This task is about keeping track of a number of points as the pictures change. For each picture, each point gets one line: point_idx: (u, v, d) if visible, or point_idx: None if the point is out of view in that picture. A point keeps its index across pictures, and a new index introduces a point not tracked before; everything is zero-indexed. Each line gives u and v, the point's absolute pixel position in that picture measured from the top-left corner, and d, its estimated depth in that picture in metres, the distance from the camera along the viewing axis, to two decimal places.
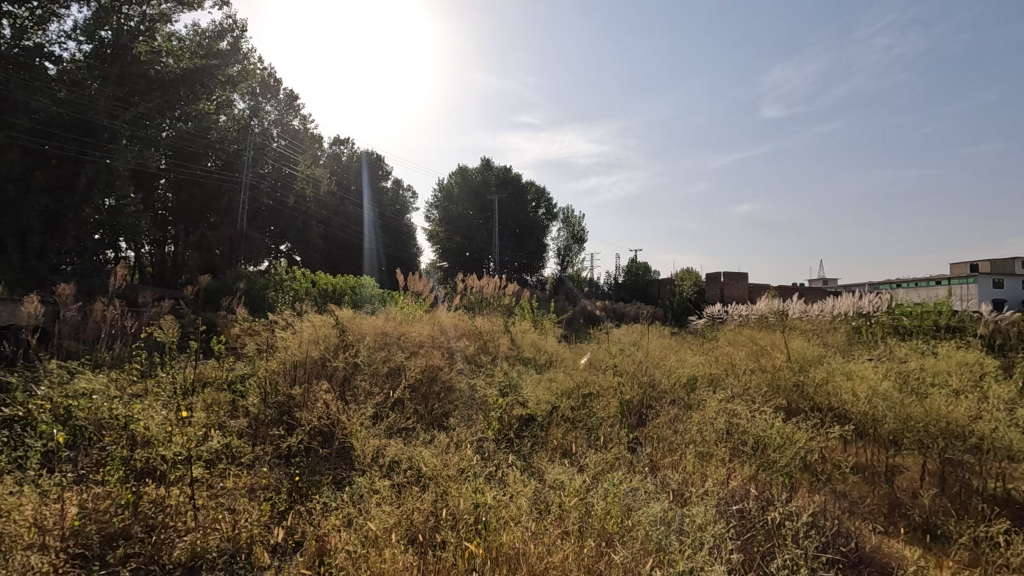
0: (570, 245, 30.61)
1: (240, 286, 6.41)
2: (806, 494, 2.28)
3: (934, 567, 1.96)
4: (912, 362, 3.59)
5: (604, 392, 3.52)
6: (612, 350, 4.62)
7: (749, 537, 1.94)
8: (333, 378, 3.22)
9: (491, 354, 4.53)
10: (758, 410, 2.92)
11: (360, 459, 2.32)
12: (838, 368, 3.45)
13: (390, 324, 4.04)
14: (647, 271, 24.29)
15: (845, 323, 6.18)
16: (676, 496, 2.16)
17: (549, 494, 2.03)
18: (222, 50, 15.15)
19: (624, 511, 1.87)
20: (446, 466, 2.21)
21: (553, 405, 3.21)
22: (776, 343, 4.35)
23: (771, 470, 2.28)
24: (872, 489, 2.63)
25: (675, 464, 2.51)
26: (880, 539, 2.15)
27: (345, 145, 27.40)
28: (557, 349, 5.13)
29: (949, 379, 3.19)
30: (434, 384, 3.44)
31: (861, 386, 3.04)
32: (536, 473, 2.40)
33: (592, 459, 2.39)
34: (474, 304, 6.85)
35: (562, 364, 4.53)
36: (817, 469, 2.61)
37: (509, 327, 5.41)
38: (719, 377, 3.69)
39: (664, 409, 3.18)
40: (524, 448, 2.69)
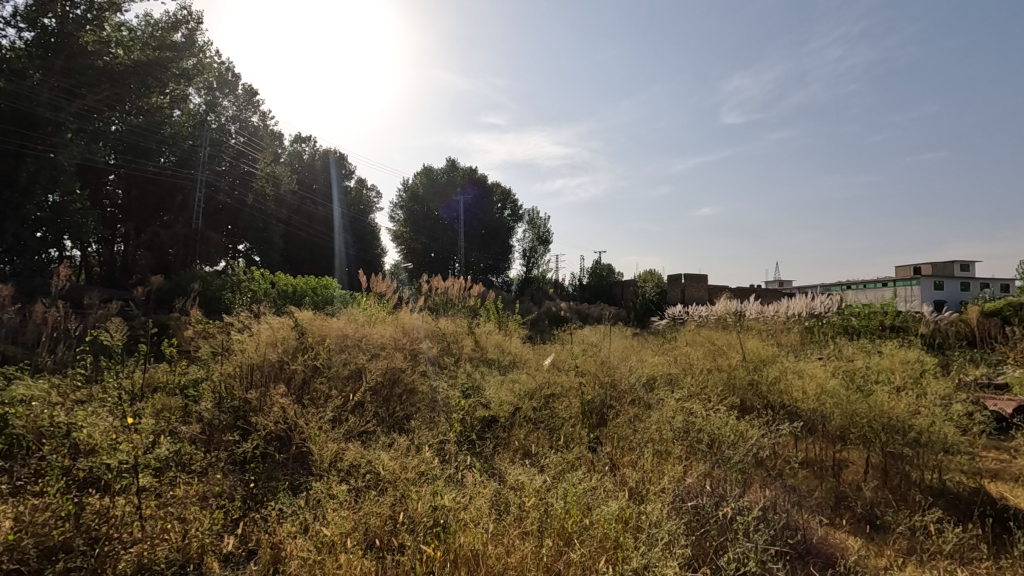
0: (536, 246, 30.70)
1: (195, 287, 6.22)
2: (757, 489, 2.37)
3: (874, 556, 2.06)
4: (860, 361, 3.74)
5: (566, 393, 3.55)
6: (575, 351, 4.67)
7: (704, 532, 1.99)
8: (292, 382, 3.15)
9: (455, 355, 4.52)
10: (714, 409, 3.00)
11: (318, 464, 2.28)
12: (789, 367, 3.57)
13: (352, 326, 3.99)
14: (611, 273, 24.58)
15: (799, 323, 6.41)
16: (633, 493, 2.21)
17: (509, 495, 2.05)
18: (176, 42, 14.63)
19: (583, 510, 1.89)
20: (408, 469, 2.19)
21: (515, 406, 3.23)
22: (732, 343, 4.49)
23: (725, 466, 2.36)
24: (819, 483, 2.75)
25: (633, 463, 2.56)
26: (825, 530, 2.25)
27: (307, 142, 26.85)
28: (521, 350, 5.15)
29: (892, 377, 3.34)
30: (396, 386, 3.40)
31: (811, 384, 3.16)
32: (496, 474, 2.42)
33: (552, 460, 2.41)
34: (439, 305, 6.82)
35: (525, 364, 4.56)
36: (769, 465, 2.70)
37: (473, 328, 5.40)
38: (677, 376, 3.77)
39: (623, 409, 3.23)
40: (485, 449, 2.69)
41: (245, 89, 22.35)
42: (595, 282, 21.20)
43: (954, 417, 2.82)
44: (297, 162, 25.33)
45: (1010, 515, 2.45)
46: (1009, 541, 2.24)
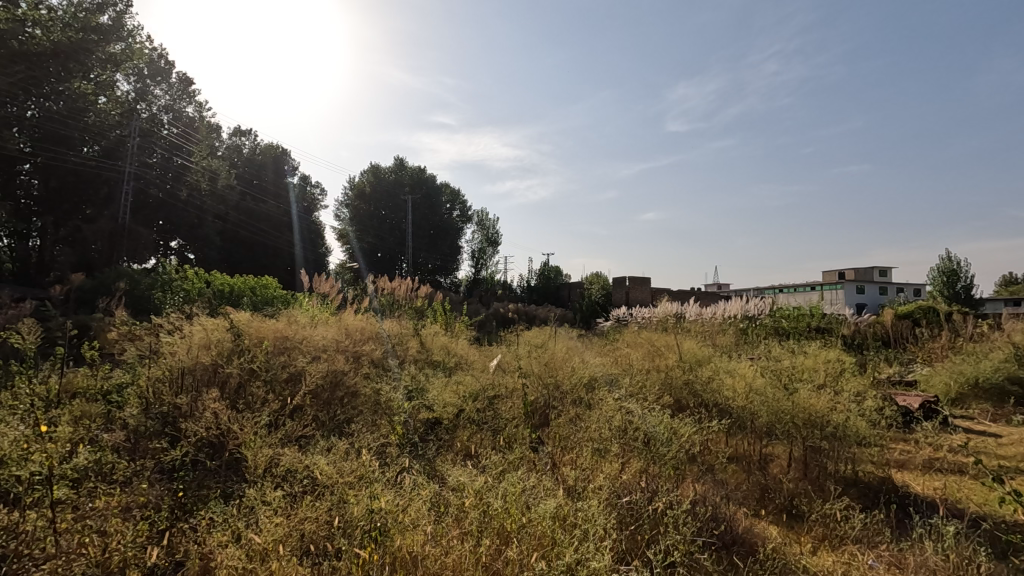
0: (485, 247, 30.67)
1: (120, 285, 5.84)
2: (689, 484, 2.49)
3: (791, 543, 2.21)
4: (786, 361, 3.97)
5: (509, 394, 3.58)
6: (520, 353, 4.72)
7: (637, 527, 2.08)
8: (226, 386, 3.03)
9: (399, 357, 4.47)
10: (649, 407, 3.11)
11: (251, 470, 2.21)
12: (720, 367, 3.75)
13: (291, 327, 3.87)
14: (559, 275, 24.83)
15: (734, 324, 6.72)
16: (571, 491, 2.28)
17: (448, 496, 2.06)
18: (103, 25, 13.71)
19: (522, 508, 1.94)
20: (347, 474, 2.15)
21: (458, 408, 3.24)
22: (670, 344, 4.67)
23: (660, 462, 2.47)
24: (746, 477, 2.91)
25: (573, 461, 2.63)
26: (749, 521, 2.39)
27: (247, 136, 25.75)
28: (467, 351, 5.16)
29: (814, 375, 3.57)
30: (337, 389, 3.31)
31: (741, 383, 3.33)
32: (436, 476, 2.42)
33: (493, 460, 2.44)
34: (384, 307, 6.71)
35: (471, 366, 4.57)
36: (701, 461, 2.83)
37: (418, 329, 5.36)
38: (617, 376, 3.88)
39: (565, 410, 3.31)
40: (428, 451, 2.69)
41: (180, 78, 21.24)
42: (543, 284, 21.38)
43: (865, 413, 3.06)
44: (236, 156, 24.25)
45: (910, 501, 2.67)
46: (909, 525, 2.44)
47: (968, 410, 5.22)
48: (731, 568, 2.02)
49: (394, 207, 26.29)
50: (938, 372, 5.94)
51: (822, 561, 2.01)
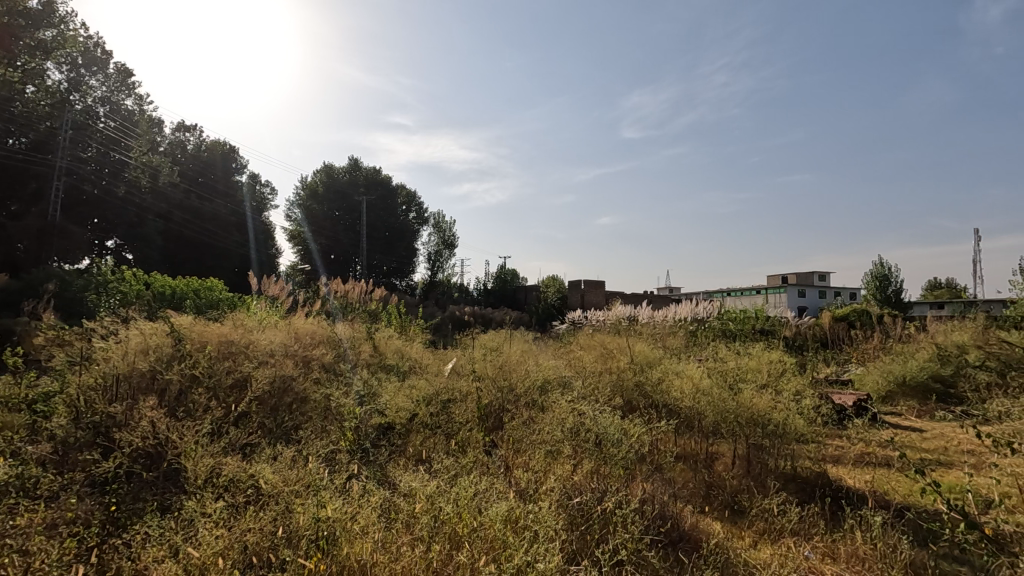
0: (441, 250, 30.47)
1: (48, 286, 5.47)
2: (638, 483, 2.55)
3: (733, 538, 2.30)
4: (731, 362, 4.12)
5: (463, 398, 3.57)
6: (474, 356, 4.71)
7: (586, 527, 2.12)
8: (165, 393, 2.89)
9: (352, 361, 4.37)
10: (601, 409, 3.17)
11: (191, 481, 2.12)
12: (670, 369, 3.86)
13: (237, 332, 3.72)
14: (516, 278, 24.93)
15: (684, 326, 6.92)
16: (522, 494, 2.29)
17: (399, 502, 2.04)
18: (32, 10, 12.89)
19: (474, 512, 1.93)
20: (293, 482, 2.10)
21: (411, 413, 3.21)
22: (622, 347, 4.75)
23: (610, 463, 2.52)
24: (693, 475, 3.01)
25: (526, 464, 2.65)
26: (695, 518, 2.47)
27: (192, 131, 24.68)
28: (422, 355, 5.11)
29: (757, 376, 3.72)
30: (285, 395, 3.22)
31: (688, 384, 3.44)
32: (387, 483, 2.39)
33: (446, 464, 2.42)
34: (336, 310, 6.56)
35: (425, 370, 4.53)
36: (650, 460, 2.91)
37: (371, 332, 5.27)
38: (570, 379, 3.92)
39: (518, 413, 3.33)
40: (379, 457, 2.65)
41: (119, 69, 20.18)
42: (499, 287, 21.39)
43: (803, 411, 3.21)
44: (180, 152, 23.19)
45: (842, 494, 2.83)
46: (841, 517, 2.59)
47: (896, 407, 5.56)
48: (677, 563, 2.08)
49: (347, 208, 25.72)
50: (870, 372, 6.31)
51: (761, 553, 2.10)
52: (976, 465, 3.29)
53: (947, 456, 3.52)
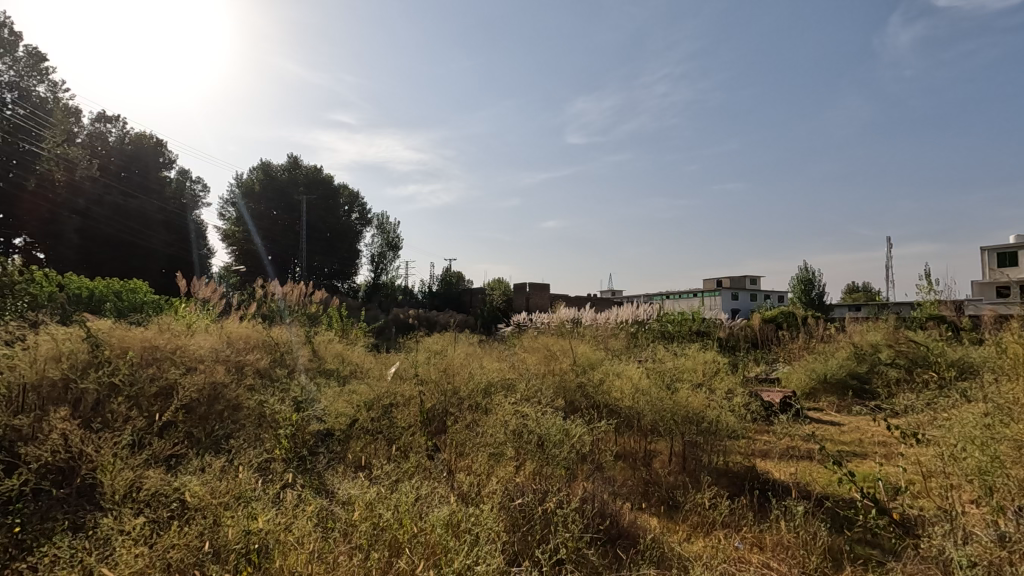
0: (385, 251, 29.90)
1: None
2: (579, 482, 2.60)
3: (668, 532, 2.39)
4: (669, 362, 4.26)
5: (405, 402, 3.52)
6: (418, 359, 4.65)
7: (528, 528, 2.14)
8: (80, 403, 2.68)
9: (289, 366, 4.21)
10: (543, 410, 3.21)
11: (109, 497, 1.98)
12: (610, 370, 3.95)
13: (163, 336, 3.51)
14: (461, 281, 24.80)
15: (625, 328, 7.11)
16: (464, 498, 2.29)
17: (337, 511, 1.99)
18: None
19: (415, 518, 1.91)
20: (222, 494, 2.01)
21: (352, 418, 3.13)
22: (565, 349, 4.82)
23: (552, 463, 2.56)
24: (632, 473, 3.10)
25: (469, 467, 2.65)
26: (633, 515, 2.54)
27: (114, 122, 23.11)
28: (363, 359, 5.00)
29: (692, 376, 3.88)
30: (216, 403, 3.06)
31: (628, 384, 3.54)
32: (325, 491, 2.32)
33: (387, 470, 2.38)
34: (273, 313, 6.31)
35: (367, 374, 4.43)
36: (591, 460, 2.97)
37: (310, 336, 5.10)
38: (514, 381, 3.94)
39: (461, 416, 3.31)
40: (317, 465, 2.58)
41: (30, 53, 18.65)
42: (444, 290, 21.20)
43: (734, 408, 3.37)
44: (100, 144, 21.66)
45: (769, 486, 2.99)
46: (767, 507, 2.73)
47: (818, 403, 5.94)
48: (615, 559, 2.14)
49: (286, 207, 24.81)
50: (795, 370, 6.71)
51: (694, 546, 2.19)
52: (887, 454, 3.56)
53: (862, 448, 3.79)
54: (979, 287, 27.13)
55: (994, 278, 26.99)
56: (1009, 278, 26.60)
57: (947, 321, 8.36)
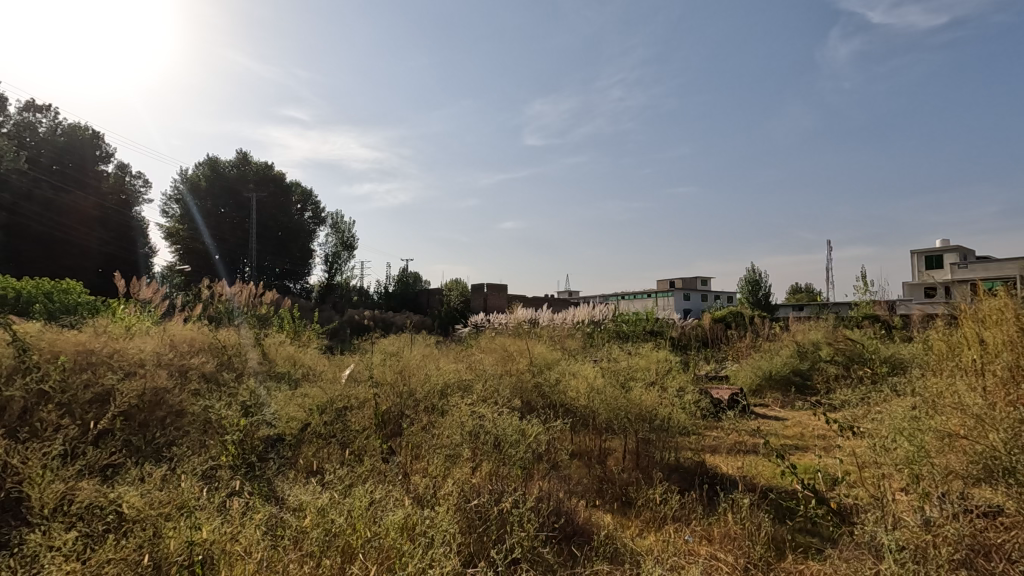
0: (340, 251, 29.25)
1: None
2: (535, 481, 2.62)
3: (621, 528, 2.44)
4: (623, 361, 4.35)
5: (360, 404, 3.46)
6: (373, 361, 4.57)
7: (484, 528, 2.14)
8: (4, 412, 2.50)
9: (237, 370, 4.06)
10: (499, 410, 3.21)
11: (36, 511, 1.85)
12: (566, 370, 4.00)
13: (98, 339, 3.32)
14: (418, 281, 24.54)
15: (581, 328, 7.21)
16: (419, 500, 2.27)
17: (287, 517, 1.94)
18: None
19: (369, 522, 1.88)
20: (163, 505, 1.92)
21: (304, 422, 3.04)
22: (521, 349, 4.85)
23: (508, 463, 2.57)
24: (587, 471, 3.14)
25: (424, 469, 2.62)
26: (588, 512, 2.58)
27: (44, 112, 21.68)
28: (316, 361, 4.87)
29: (645, 374, 3.97)
30: (157, 409, 2.91)
31: (583, 384, 3.59)
32: (275, 498, 2.25)
33: (340, 475, 2.33)
34: (220, 314, 6.07)
35: (320, 377, 4.32)
36: (547, 459, 3.00)
37: (259, 338, 4.93)
38: (470, 381, 3.93)
39: (417, 418, 3.28)
40: (267, 472, 2.49)
41: None
42: (400, 290, 20.91)
43: (685, 406, 3.47)
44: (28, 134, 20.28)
45: (717, 480, 3.10)
46: (715, 501, 2.83)
47: (763, 399, 6.19)
48: (570, 557, 2.16)
49: (235, 205, 23.97)
50: (742, 367, 6.97)
51: (646, 540, 2.24)
52: (825, 447, 3.75)
53: (803, 441, 3.97)
54: (909, 288, 28.91)
55: (922, 280, 28.86)
56: (935, 280, 28.51)
57: (880, 319, 8.88)
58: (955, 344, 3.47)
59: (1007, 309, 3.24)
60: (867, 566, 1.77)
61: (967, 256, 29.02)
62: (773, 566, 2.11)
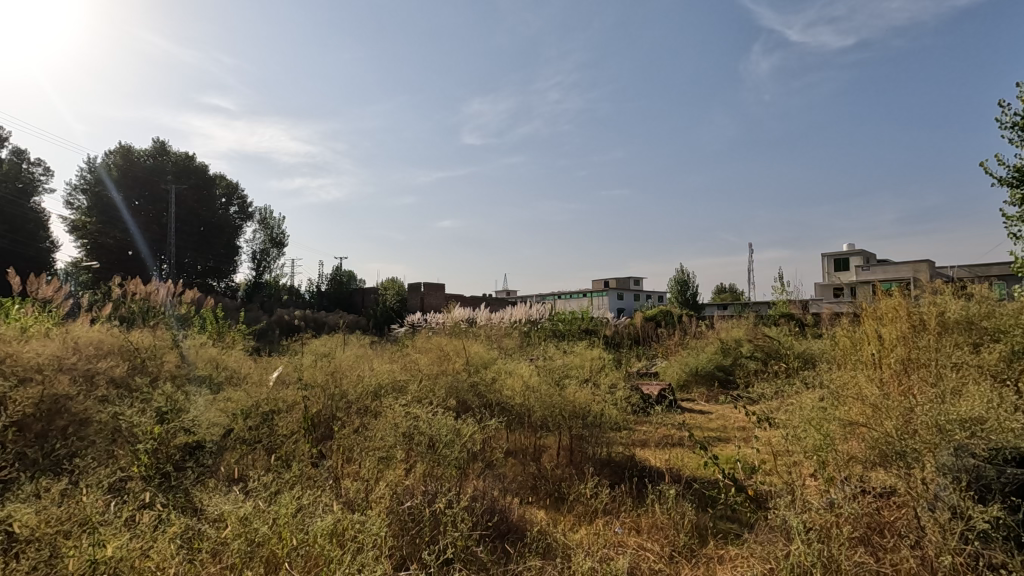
0: (269, 248, 27.95)
1: None
2: (469, 481, 2.62)
3: (554, 524, 2.48)
4: (558, 359, 4.42)
5: (287, 408, 3.32)
6: (303, 363, 4.40)
7: (416, 530, 2.11)
8: None
9: (152, 373, 3.79)
10: (434, 410, 3.18)
11: None
12: (502, 369, 4.02)
13: None
14: (352, 280, 23.87)
15: (518, 327, 7.27)
16: (349, 505, 2.21)
17: (206, 529, 1.84)
18: None
19: (296, 530, 1.81)
20: (62, 522, 1.77)
21: (227, 428, 2.88)
22: (458, 348, 4.82)
23: (442, 464, 2.55)
24: (522, 469, 3.18)
25: (356, 473, 2.56)
26: (521, 509, 2.61)
27: None
28: (241, 363, 4.63)
29: (579, 372, 4.06)
30: (57, 418, 2.67)
31: (519, 382, 3.62)
32: (193, 509, 2.13)
33: (265, 481, 2.23)
34: (134, 314, 5.64)
35: (244, 380, 4.12)
36: (482, 458, 3.00)
37: (178, 339, 4.62)
38: (405, 382, 3.87)
39: (349, 420, 3.19)
40: (185, 482, 2.35)
41: None
42: (333, 289, 20.26)
43: (616, 402, 3.58)
44: None
45: (646, 473, 3.22)
46: (644, 493, 2.94)
47: (690, 394, 6.48)
48: (503, 554, 2.18)
49: (151, 198, 22.45)
50: (671, 364, 7.27)
51: (579, 534, 2.30)
52: (744, 438, 3.98)
53: (725, 433, 4.20)
54: (820, 288, 31.18)
55: (832, 281, 31.19)
56: (843, 281, 30.92)
57: (794, 318, 9.51)
58: (858, 340, 3.77)
59: (901, 309, 3.55)
60: (779, 548, 1.90)
61: (869, 259, 31.66)
62: (696, 552, 2.22)
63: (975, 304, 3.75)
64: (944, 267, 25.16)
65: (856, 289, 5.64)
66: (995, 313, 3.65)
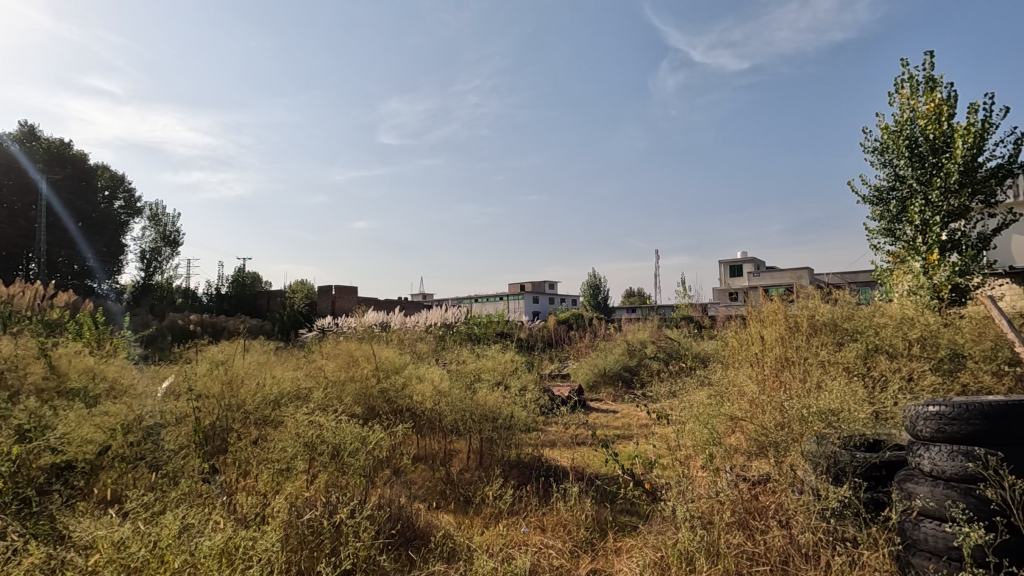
0: (160, 247, 25.66)
1: None
2: (375, 489, 2.57)
3: (460, 526, 2.50)
4: (470, 363, 4.43)
5: (176, 422, 3.07)
6: (197, 370, 4.08)
7: (316, 543, 2.05)
8: None
9: (13, 387, 3.35)
10: (339, 417, 3.08)
11: None
12: (413, 373, 3.96)
13: None
14: (256, 283, 22.48)
15: (432, 331, 7.19)
16: (242, 521, 2.10)
17: (74, 557, 1.66)
18: None
19: (181, 551, 1.69)
20: None
21: (104, 444, 2.62)
22: (368, 353, 4.67)
23: (347, 472, 2.49)
24: (431, 474, 3.16)
25: (251, 486, 2.43)
26: (428, 514, 2.60)
27: None
28: (123, 372, 4.21)
29: (490, 375, 4.09)
30: None
31: (429, 387, 3.59)
32: (59, 535, 1.92)
33: (145, 500, 2.05)
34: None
35: (126, 393, 3.74)
36: (389, 464, 2.96)
37: (46, 348, 4.12)
38: (310, 390, 3.72)
39: (246, 431, 3.01)
40: (50, 507, 2.11)
41: None
42: (235, 292, 19.00)
43: (526, 404, 3.65)
44: None
45: (552, 473, 3.31)
46: (550, 491, 3.03)
47: (598, 395, 6.74)
48: (408, 560, 2.17)
49: (16, 187, 19.54)
50: (582, 365, 7.51)
51: (486, 535, 2.33)
52: (645, 435, 4.20)
53: (628, 431, 4.41)
54: (716, 293, 33.63)
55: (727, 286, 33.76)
56: (736, 286, 33.55)
57: (693, 320, 10.19)
58: (744, 340, 4.10)
59: (780, 312, 3.91)
60: (668, 537, 2.04)
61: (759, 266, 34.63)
62: (596, 545, 2.32)
63: (839, 308, 4.21)
64: (820, 274, 28.11)
65: (746, 292, 6.14)
66: (854, 316, 4.13)
